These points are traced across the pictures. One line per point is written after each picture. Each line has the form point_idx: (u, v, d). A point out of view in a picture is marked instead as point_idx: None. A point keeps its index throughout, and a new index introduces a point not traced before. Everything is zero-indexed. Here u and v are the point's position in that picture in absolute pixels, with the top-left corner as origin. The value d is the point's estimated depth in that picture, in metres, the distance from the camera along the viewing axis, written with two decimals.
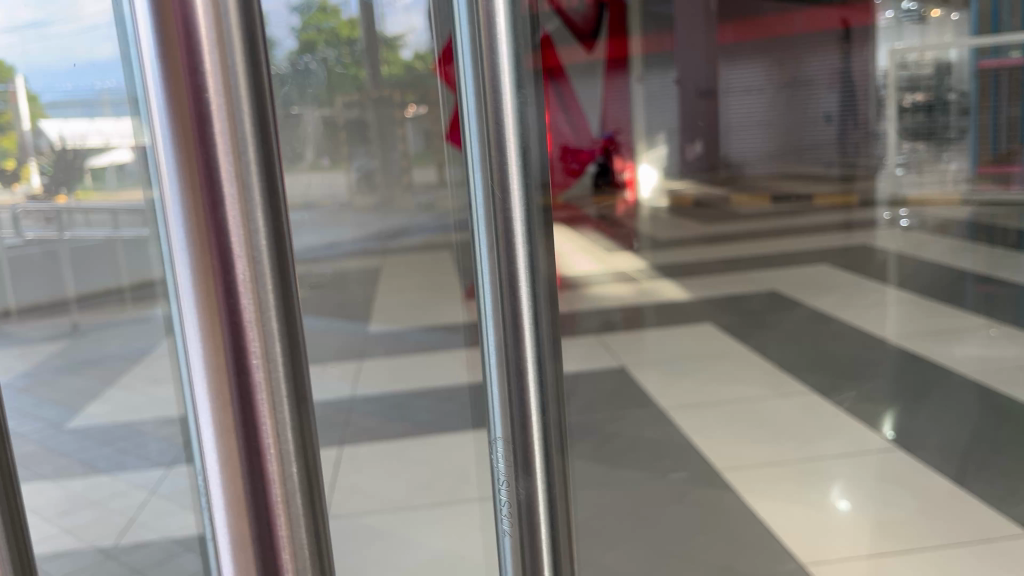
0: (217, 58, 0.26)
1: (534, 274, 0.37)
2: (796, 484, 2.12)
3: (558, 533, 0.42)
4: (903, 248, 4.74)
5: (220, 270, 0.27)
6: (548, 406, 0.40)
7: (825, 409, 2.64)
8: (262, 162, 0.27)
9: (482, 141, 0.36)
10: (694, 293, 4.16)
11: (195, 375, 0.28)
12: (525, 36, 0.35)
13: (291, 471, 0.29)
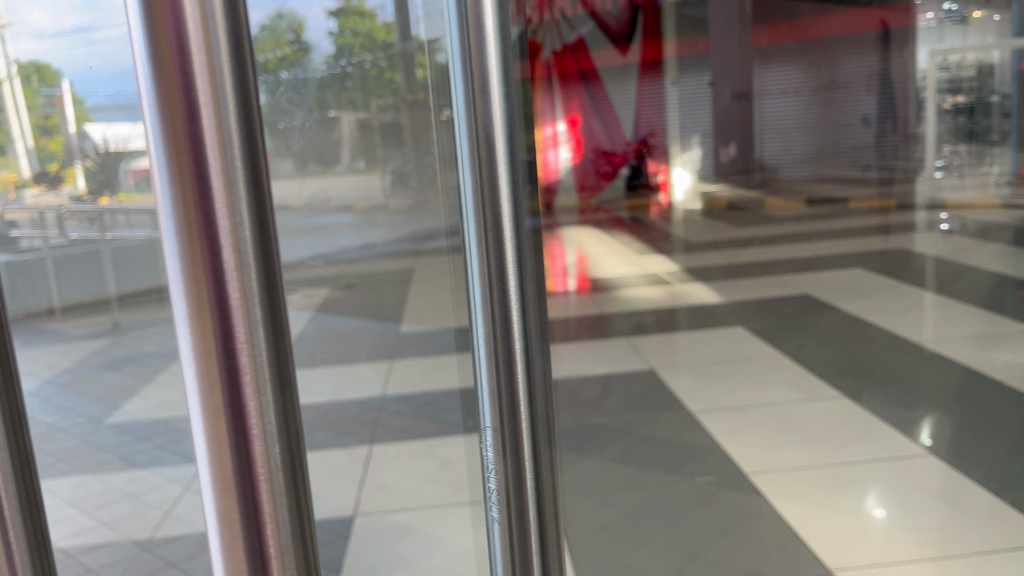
0: (196, 3, 0.20)
1: (520, 271, 0.38)
2: (828, 489, 2.10)
3: (547, 523, 0.42)
4: (943, 253, 4.67)
5: (206, 262, 0.21)
6: (537, 402, 0.40)
7: (859, 415, 2.60)
8: (248, 128, 0.22)
9: (471, 137, 0.37)
10: (726, 296, 4.14)
11: (180, 361, 0.22)
12: (513, 47, 0.36)
13: (274, 451, 0.23)
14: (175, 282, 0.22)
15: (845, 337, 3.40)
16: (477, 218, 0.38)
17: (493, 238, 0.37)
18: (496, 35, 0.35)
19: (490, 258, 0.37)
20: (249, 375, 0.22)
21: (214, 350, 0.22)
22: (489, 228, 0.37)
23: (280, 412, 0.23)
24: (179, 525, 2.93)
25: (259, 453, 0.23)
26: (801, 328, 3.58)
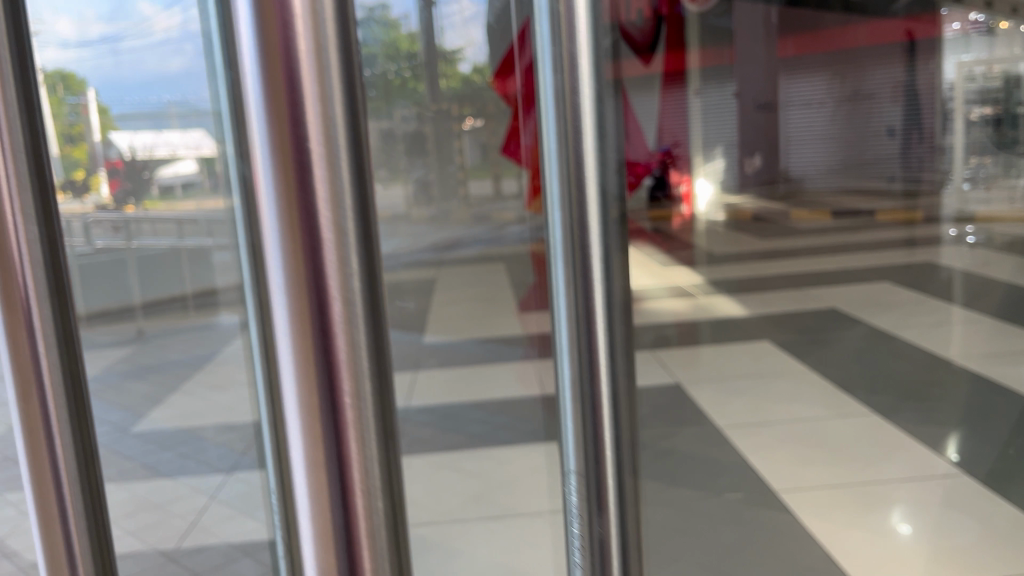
0: (312, 48, 0.24)
1: (609, 304, 0.36)
2: (856, 509, 2.07)
3: (631, 561, 0.38)
4: (970, 265, 4.61)
5: (312, 293, 0.26)
6: (623, 441, 0.37)
7: (888, 432, 2.57)
8: (356, 179, 0.26)
9: (561, 164, 0.35)
10: (752, 308, 4.09)
11: (279, 351, 0.26)
12: (604, 50, 0.34)
13: (369, 445, 0.27)
14: (281, 307, 0.26)
15: (872, 352, 3.36)
16: (566, 249, 0.35)
17: (580, 280, 0.36)
18: (587, 45, 0.33)
19: (578, 299, 0.36)
20: (344, 364, 0.26)
21: (316, 368, 0.26)
22: (579, 266, 0.35)
23: (374, 413, 0.27)
24: (207, 534, 2.96)
25: (355, 450, 0.27)
26: (826, 341, 3.54)
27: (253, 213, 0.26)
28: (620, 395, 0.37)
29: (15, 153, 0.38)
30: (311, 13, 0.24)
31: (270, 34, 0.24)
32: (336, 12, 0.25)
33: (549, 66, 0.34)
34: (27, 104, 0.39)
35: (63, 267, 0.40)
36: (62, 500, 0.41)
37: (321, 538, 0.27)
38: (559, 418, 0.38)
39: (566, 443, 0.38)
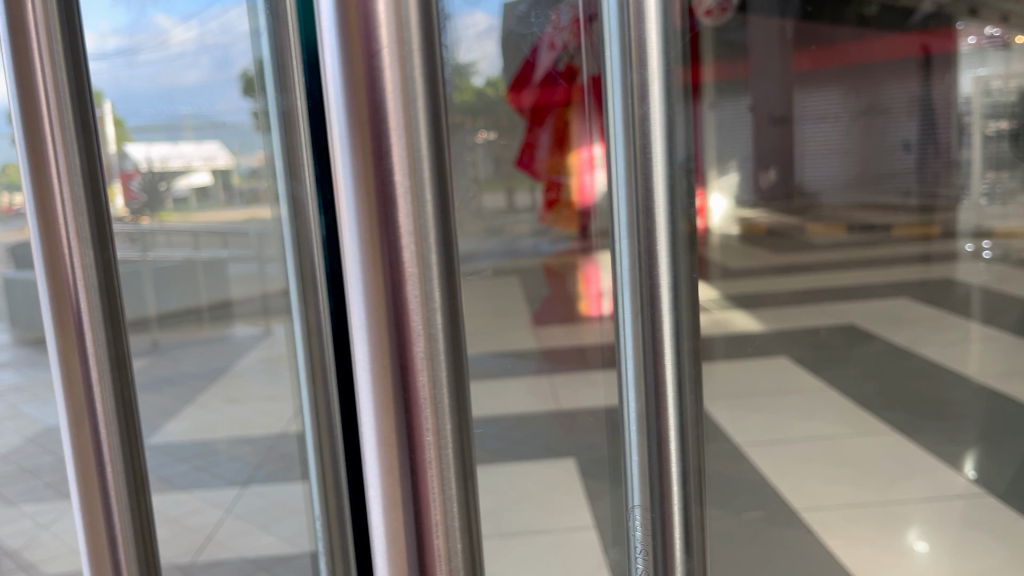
0: (399, 85, 0.29)
1: (676, 326, 0.38)
2: (872, 526, 2.06)
3: (694, 557, 0.40)
4: (988, 281, 4.56)
5: (391, 310, 0.30)
6: (687, 404, 0.39)
7: (908, 452, 2.53)
8: (439, 200, 0.30)
9: (630, 171, 0.36)
10: (768, 323, 4.04)
11: (358, 342, 0.31)
12: (676, 51, 0.36)
13: (445, 435, 0.31)
14: (362, 315, 0.30)
15: (891, 368, 3.31)
16: (636, 269, 0.37)
17: (650, 293, 0.37)
18: (660, 60, 0.35)
19: (647, 319, 0.38)
20: (423, 365, 0.31)
21: (394, 370, 0.30)
22: (648, 281, 0.37)
23: (451, 408, 0.31)
24: (224, 550, 2.98)
25: (431, 438, 0.31)
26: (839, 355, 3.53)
27: (340, 232, 0.31)
28: (688, 410, 0.39)
29: (71, 163, 0.37)
30: (399, 63, 0.29)
31: (357, 71, 0.28)
32: (423, 57, 0.29)
33: (622, 84, 0.36)
34: (82, 110, 0.38)
35: (114, 279, 0.39)
36: (113, 521, 0.40)
37: (395, 527, 0.32)
38: (624, 419, 0.40)
39: (631, 449, 0.40)
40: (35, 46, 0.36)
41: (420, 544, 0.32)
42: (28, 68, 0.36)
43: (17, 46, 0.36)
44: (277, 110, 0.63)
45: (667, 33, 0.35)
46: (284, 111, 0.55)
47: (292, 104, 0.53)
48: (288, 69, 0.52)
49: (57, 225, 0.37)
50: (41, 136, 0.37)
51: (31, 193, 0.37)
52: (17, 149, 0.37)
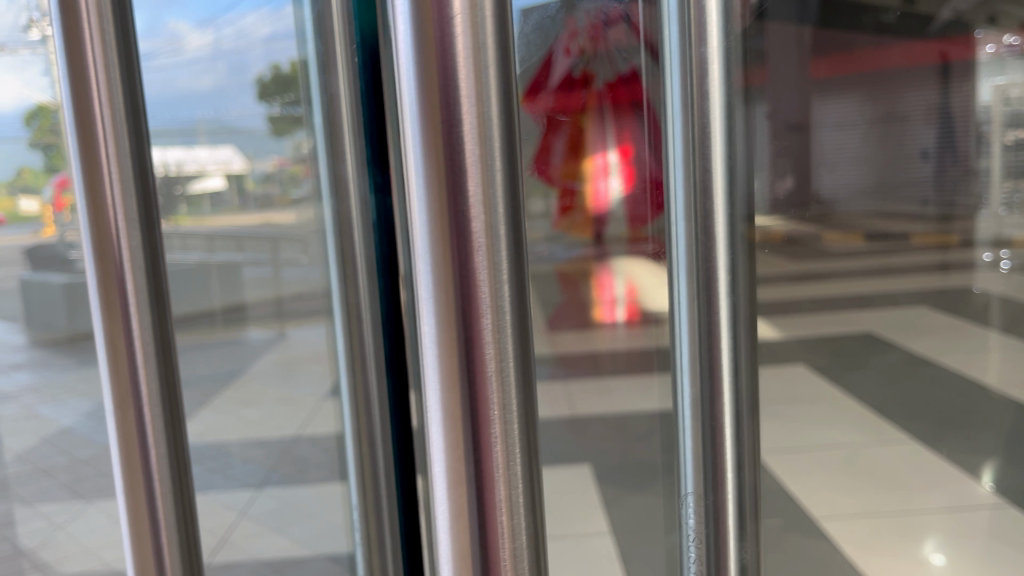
0: (470, 47, 0.27)
1: (733, 317, 0.42)
2: (894, 539, 2.02)
3: (743, 527, 0.45)
4: (1008, 291, 4.50)
5: (460, 292, 0.28)
6: (741, 393, 0.43)
7: (928, 461, 2.50)
8: (508, 177, 0.29)
9: (687, 135, 0.41)
10: (783, 329, 4.01)
11: (428, 341, 0.29)
12: (733, 55, 0.40)
13: (513, 420, 0.29)
14: (430, 297, 0.29)
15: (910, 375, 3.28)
16: (692, 257, 0.42)
17: (706, 281, 0.42)
18: (719, 58, 0.39)
19: (703, 308, 0.42)
20: (491, 354, 0.29)
21: (463, 361, 0.29)
22: (705, 267, 0.41)
23: (517, 402, 0.29)
24: (238, 550, 3.04)
25: (497, 432, 0.29)
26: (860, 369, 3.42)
27: (411, 219, 0.29)
28: (742, 394, 0.43)
29: (120, 153, 0.37)
30: (471, 33, 0.27)
31: (430, 44, 0.28)
32: (495, 33, 0.28)
33: (680, 93, 0.41)
34: (135, 120, 0.38)
35: (163, 267, 0.39)
36: (157, 513, 0.39)
37: (461, 527, 0.29)
38: (679, 404, 0.45)
39: (683, 424, 0.45)
40: (91, 51, 0.36)
41: (486, 550, 0.29)
42: (83, 74, 0.36)
43: (68, 31, 0.36)
44: (319, 94, 0.69)
45: (726, 45, 0.39)
46: (328, 95, 0.63)
47: (334, 93, 0.62)
48: (333, 74, 0.62)
49: (109, 217, 0.37)
50: (93, 135, 0.37)
51: (86, 210, 0.37)
52: (68, 140, 0.37)
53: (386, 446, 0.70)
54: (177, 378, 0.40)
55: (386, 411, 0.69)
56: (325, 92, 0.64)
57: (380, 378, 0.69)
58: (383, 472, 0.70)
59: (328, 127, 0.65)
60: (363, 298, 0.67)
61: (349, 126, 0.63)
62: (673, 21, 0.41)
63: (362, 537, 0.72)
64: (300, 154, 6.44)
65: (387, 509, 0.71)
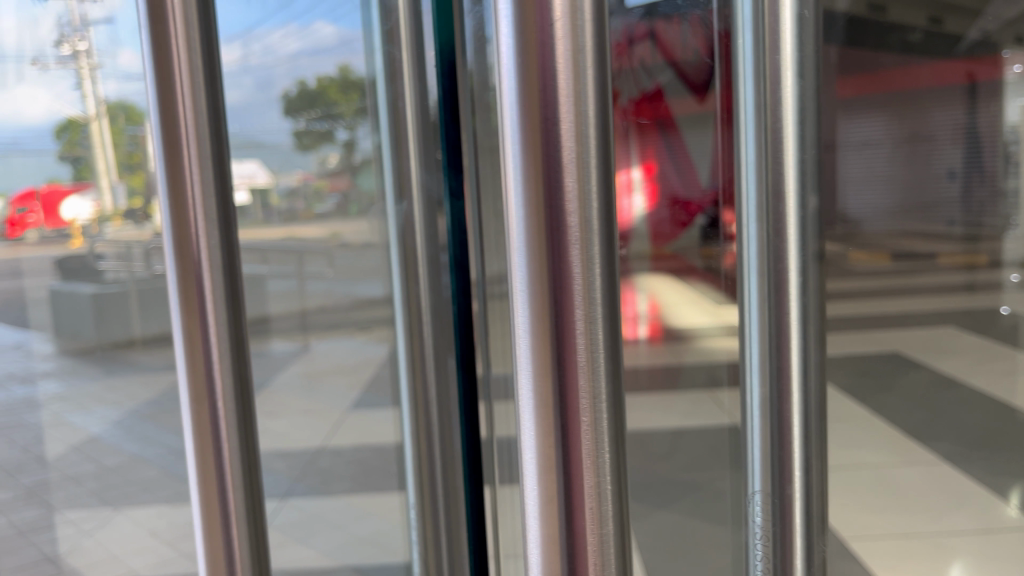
0: (568, 42, 0.26)
1: (800, 280, 0.46)
2: (914, 557, 1.87)
3: (810, 522, 0.47)
4: None
5: (552, 274, 0.27)
6: (809, 384, 0.46)
7: (949, 478, 2.25)
8: (604, 170, 0.27)
9: (759, 146, 0.45)
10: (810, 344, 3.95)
11: (519, 329, 0.28)
12: (811, 71, 0.44)
13: (601, 415, 0.28)
14: (522, 296, 0.27)
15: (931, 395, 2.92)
16: (765, 256, 0.46)
17: (777, 279, 0.46)
18: (792, 63, 0.43)
19: (772, 304, 0.46)
20: (581, 345, 0.27)
21: (553, 360, 0.27)
22: (775, 263, 0.46)
23: (609, 409, 0.28)
24: None
25: (588, 435, 0.28)
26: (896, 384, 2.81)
27: (501, 217, 0.28)
28: (811, 395, 0.46)
29: (202, 160, 0.38)
30: (571, 20, 0.26)
31: (529, 47, 0.26)
32: (594, 17, 0.26)
33: (755, 101, 0.46)
34: (214, 99, 0.39)
35: (238, 259, 0.40)
36: (226, 497, 0.40)
37: (550, 536, 0.28)
38: (748, 411, 0.48)
39: (751, 421, 0.48)
40: (173, 35, 0.37)
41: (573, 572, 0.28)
42: (169, 77, 0.38)
43: (158, 46, 0.38)
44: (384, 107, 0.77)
45: (800, 90, 0.44)
46: (393, 97, 0.71)
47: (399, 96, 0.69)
48: (399, 82, 0.69)
49: (189, 214, 0.38)
50: (177, 128, 0.38)
51: (167, 205, 0.39)
52: (153, 134, 0.39)
53: (446, 444, 0.74)
54: (250, 363, 0.41)
55: (443, 403, 0.75)
56: (392, 95, 0.72)
57: (437, 369, 0.75)
58: (442, 469, 0.75)
59: (392, 128, 0.74)
60: (422, 298, 0.74)
61: (412, 127, 0.69)
62: (747, 28, 0.46)
63: (419, 537, 0.78)
64: (324, 167, 7.05)
65: (442, 500, 0.76)
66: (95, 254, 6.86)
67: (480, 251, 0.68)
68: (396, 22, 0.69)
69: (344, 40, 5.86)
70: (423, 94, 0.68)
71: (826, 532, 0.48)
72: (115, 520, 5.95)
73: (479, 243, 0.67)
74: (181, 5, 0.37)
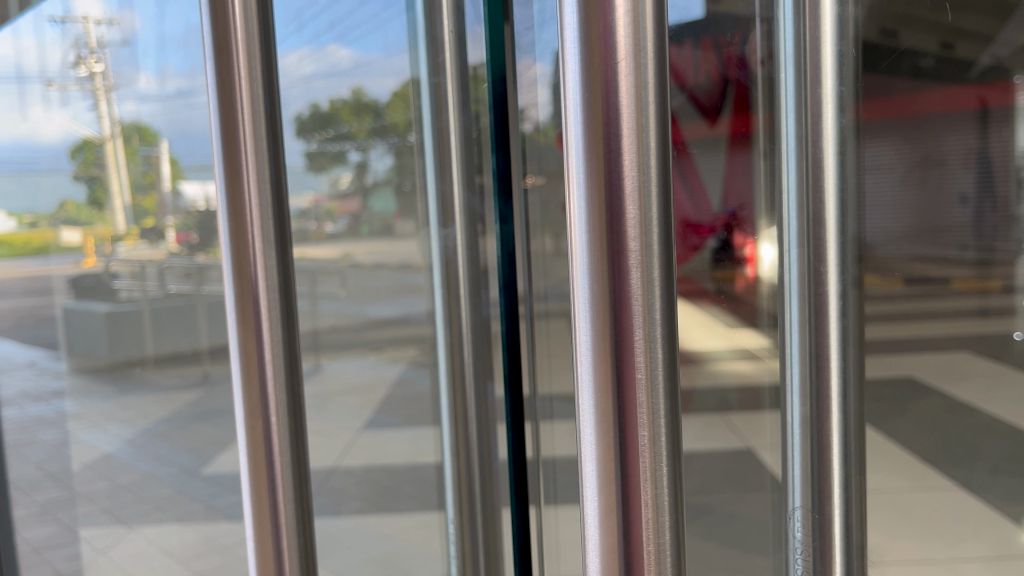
0: (633, 84, 0.28)
1: (841, 307, 0.50)
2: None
3: (848, 528, 0.51)
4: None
5: (614, 292, 0.28)
6: (847, 408, 0.50)
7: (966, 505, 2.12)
8: (664, 191, 0.29)
9: (803, 172, 0.49)
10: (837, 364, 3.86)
11: (584, 361, 0.29)
12: (848, 102, 0.49)
13: (662, 432, 0.29)
14: (586, 320, 0.29)
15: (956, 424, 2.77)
16: (804, 278, 0.50)
17: (817, 302, 0.50)
18: (832, 98, 0.49)
19: (812, 330, 0.50)
20: (644, 371, 0.29)
21: (613, 380, 0.29)
22: (816, 287, 0.50)
23: (667, 423, 0.29)
24: None
25: (647, 455, 0.29)
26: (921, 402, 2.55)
27: (568, 248, 0.30)
28: (850, 416, 0.50)
29: (260, 177, 0.39)
30: (635, 59, 0.27)
31: (598, 91, 0.28)
32: (657, 58, 0.28)
33: (796, 134, 0.50)
34: (274, 126, 0.40)
35: (293, 281, 0.41)
36: (278, 510, 0.41)
37: (611, 555, 0.30)
38: (789, 427, 0.52)
39: (794, 440, 0.53)
40: (236, 54, 0.38)
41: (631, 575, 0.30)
42: (232, 116, 0.39)
43: (222, 75, 0.39)
44: (427, 134, 0.86)
45: (839, 125, 0.48)
46: (437, 127, 0.82)
47: (445, 129, 0.81)
48: (445, 114, 0.80)
49: (247, 233, 0.39)
50: (237, 136, 0.39)
51: (227, 219, 0.40)
52: (217, 162, 0.40)
53: (483, 456, 0.83)
54: (302, 380, 0.42)
55: (482, 421, 0.83)
56: (437, 127, 0.82)
57: (476, 390, 0.83)
58: (478, 476, 0.84)
59: (436, 156, 0.83)
60: (464, 312, 0.83)
61: (456, 151, 0.81)
62: (788, 63, 0.51)
63: (457, 551, 0.85)
64: (337, 189, 6.76)
65: (479, 505, 0.84)
66: (110, 273, 6.82)
67: (527, 270, 0.74)
68: (439, 62, 0.81)
69: (357, 63, 6.14)
70: (468, 129, 0.80)
71: (865, 533, 0.52)
72: (128, 540, 5.94)
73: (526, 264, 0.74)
74: (245, 27, 0.38)
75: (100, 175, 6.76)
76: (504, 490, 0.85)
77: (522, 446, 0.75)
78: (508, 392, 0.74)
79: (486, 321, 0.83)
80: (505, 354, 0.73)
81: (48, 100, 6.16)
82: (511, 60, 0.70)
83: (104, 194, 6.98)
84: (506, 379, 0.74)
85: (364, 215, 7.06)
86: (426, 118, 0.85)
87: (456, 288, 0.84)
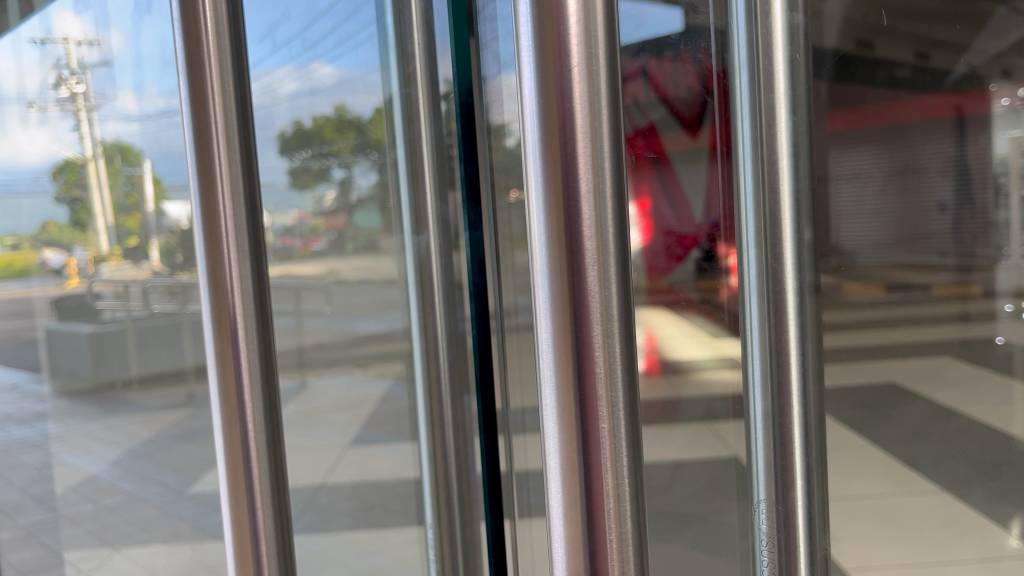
0: (585, 75, 0.29)
1: (798, 308, 0.51)
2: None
3: (814, 520, 0.53)
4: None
5: (570, 285, 0.30)
6: (809, 399, 0.52)
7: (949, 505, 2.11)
8: (618, 192, 0.30)
9: (760, 167, 0.51)
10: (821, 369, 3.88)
11: (541, 358, 0.31)
12: (805, 104, 0.51)
13: (617, 415, 0.30)
14: (545, 312, 0.30)
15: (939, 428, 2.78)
16: (765, 277, 0.51)
17: (776, 302, 0.51)
18: (789, 100, 0.50)
19: (773, 324, 0.52)
20: (600, 371, 0.30)
21: (574, 372, 0.30)
22: (775, 285, 0.51)
23: (628, 421, 0.30)
24: None
25: (608, 448, 0.30)
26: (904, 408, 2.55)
27: (527, 249, 0.31)
28: (811, 412, 0.52)
29: (235, 193, 0.40)
30: (586, 68, 0.29)
31: (551, 91, 0.29)
32: (609, 63, 0.29)
33: (751, 137, 0.52)
34: (248, 148, 0.41)
35: (269, 296, 0.42)
36: (256, 515, 0.42)
37: (569, 548, 0.31)
38: (753, 426, 0.54)
39: (757, 437, 0.54)
40: (209, 67, 0.39)
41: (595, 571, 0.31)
42: (205, 119, 0.39)
43: (196, 94, 0.39)
44: (401, 147, 0.87)
45: (793, 124, 0.50)
46: (411, 139, 0.83)
47: (418, 139, 0.82)
48: (417, 123, 0.82)
49: (222, 244, 0.40)
50: (210, 152, 0.39)
51: (200, 226, 0.40)
52: (190, 171, 0.40)
53: (459, 458, 0.85)
54: (277, 391, 0.43)
55: (459, 430, 0.84)
56: (410, 141, 0.84)
57: (453, 398, 0.85)
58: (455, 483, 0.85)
59: (410, 163, 0.85)
60: (439, 320, 0.86)
61: (429, 165, 0.82)
62: (742, 65, 0.52)
63: (436, 556, 0.86)
64: (322, 206, 7.23)
65: (457, 510, 0.85)
66: (92, 294, 6.78)
67: (497, 279, 0.75)
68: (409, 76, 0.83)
69: (341, 78, 6.09)
70: (439, 142, 0.82)
71: (827, 531, 0.54)
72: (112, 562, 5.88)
73: (497, 273, 0.75)
74: (217, 47, 0.39)
75: (82, 197, 6.59)
76: (481, 500, 0.87)
77: (496, 454, 0.75)
78: (481, 400, 0.75)
79: (461, 331, 0.85)
80: (477, 362, 0.75)
81: (27, 119, 6.18)
82: (478, 72, 0.72)
83: (86, 215, 6.89)
84: (479, 389, 0.75)
85: (349, 232, 7.40)
86: (399, 134, 0.87)
87: (429, 297, 0.86)
